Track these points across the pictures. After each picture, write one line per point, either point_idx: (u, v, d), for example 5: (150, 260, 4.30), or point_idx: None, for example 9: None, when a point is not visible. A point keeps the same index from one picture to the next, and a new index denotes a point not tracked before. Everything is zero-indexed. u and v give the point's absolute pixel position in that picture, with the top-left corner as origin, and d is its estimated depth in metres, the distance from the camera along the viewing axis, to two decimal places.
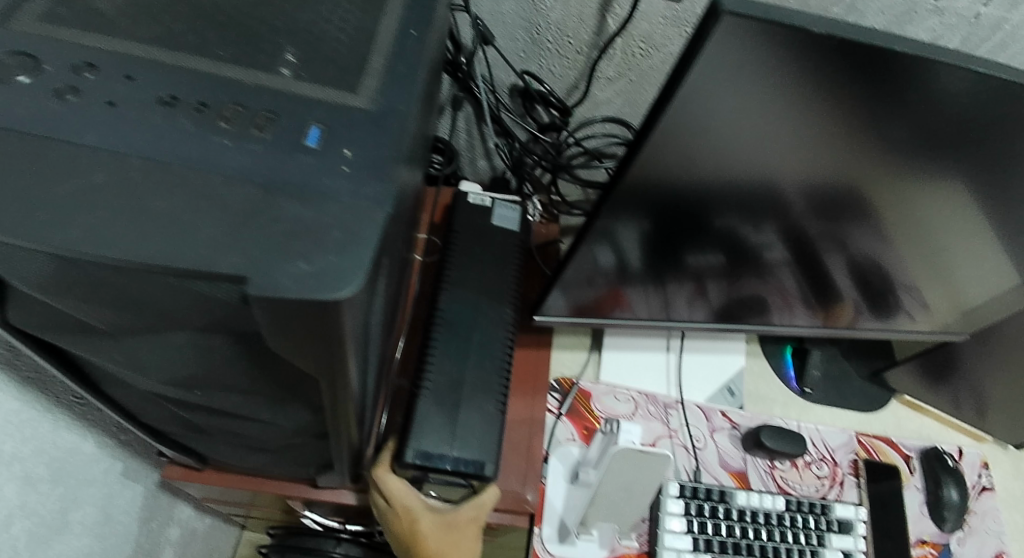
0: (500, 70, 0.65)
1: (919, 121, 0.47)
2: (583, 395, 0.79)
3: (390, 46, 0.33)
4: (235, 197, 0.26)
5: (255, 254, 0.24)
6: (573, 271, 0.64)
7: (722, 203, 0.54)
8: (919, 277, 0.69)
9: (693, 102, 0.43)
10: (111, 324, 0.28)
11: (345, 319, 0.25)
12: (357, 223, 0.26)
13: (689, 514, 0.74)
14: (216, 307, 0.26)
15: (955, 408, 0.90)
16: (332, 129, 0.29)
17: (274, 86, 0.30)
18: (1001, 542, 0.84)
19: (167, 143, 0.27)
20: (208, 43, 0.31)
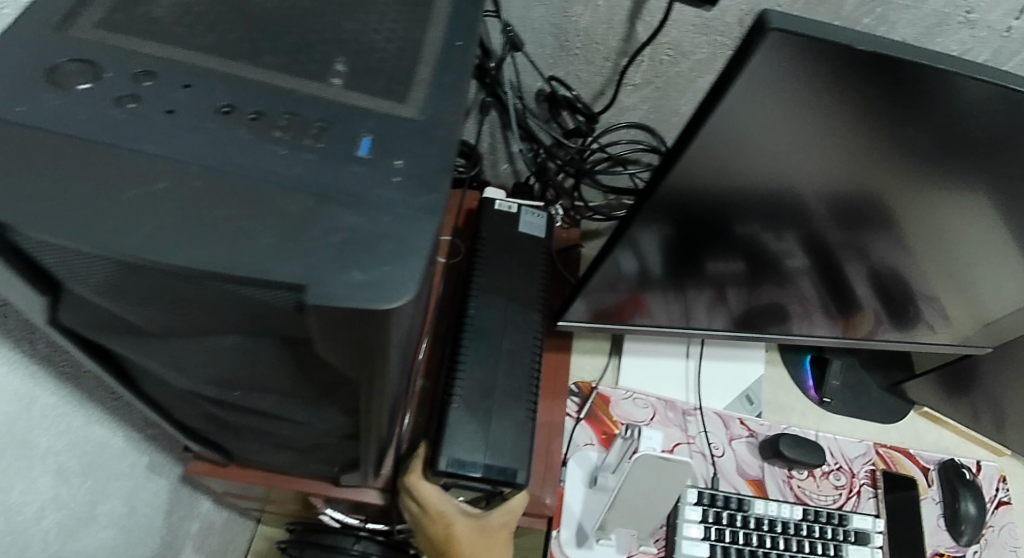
0: (527, 76, 0.66)
1: (952, 137, 0.47)
2: (602, 400, 0.79)
3: (437, 59, 0.34)
4: (292, 205, 0.26)
5: (312, 262, 0.25)
6: (596, 277, 0.64)
7: (749, 211, 0.54)
8: (941, 289, 0.69)
9: (731, 113, 0.43)
10: (160, 326, 0.28)
11: (391, 326, 0.25)
12: (410, 232, 0.26)
13: (706, 521, 0.74)
14: (272, 314, 0.26)
15: (975, 421, 0.89)
16: (384, 139, 0.29)
17: (325, 96, 0.30)
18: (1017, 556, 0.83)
19: (223, 150, 0.27)
20: (260, 51, 0.32)
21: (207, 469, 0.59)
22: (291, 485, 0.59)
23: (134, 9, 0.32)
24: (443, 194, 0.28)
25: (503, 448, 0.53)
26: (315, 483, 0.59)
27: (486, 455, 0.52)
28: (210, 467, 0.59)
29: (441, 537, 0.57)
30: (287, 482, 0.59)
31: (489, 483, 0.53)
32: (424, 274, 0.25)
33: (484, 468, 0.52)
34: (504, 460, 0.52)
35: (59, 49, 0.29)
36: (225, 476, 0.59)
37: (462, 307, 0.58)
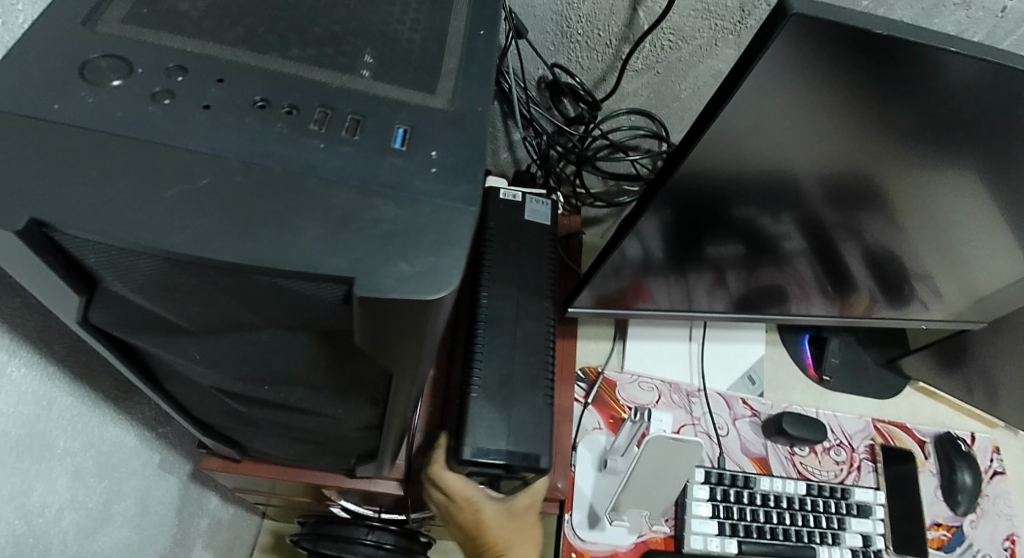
0: (530, 64, 0.65)
1: (957, 124, 0.49)
2: (608, 385, 0.79)
3: (463, 49, 0.34)
4: (336, 199, 0.26)
5: (357, 254, 0.25)
6: (602, 263, 0.65)
7: (751, 195, 0.55)
8: (936, 271, 0.71)
9: (749, 97, 0.44)
10: (194, 323, 0.28)
11: (432, 316, 0.26)
12: (451, 222, 0.27)
13: (714, 499, 0.75)
14: (319, 307, 0.26)
15: (968, 394, 0.91)
16: (419, 130, 0.29)
17: (355, 88, 0.30)
18: (1011, 524, 0.85)
19: (257, 144, 0.27)
20: (287, 44, 0.31)
21: (221, 465, 0.59)
22: (305, 478, 0.59)
23: (156, 3, 0.31)
24: (480, 183, 0.28)
25: (524, 435, 0.53)
26: (330, 476, 0.60)
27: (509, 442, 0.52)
28: (224, 463, 0.59)
29: (471, 522, 0.60)
30: (302, 476, 0.59)
31: (511, 470, 0.53)
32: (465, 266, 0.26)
33: (507, 455, 0.52)
34: (523, 446, 0.53)
35: (82, 44, 0.29)
36: (240, 471, 0.59)
37: (475, 297, 0.58)
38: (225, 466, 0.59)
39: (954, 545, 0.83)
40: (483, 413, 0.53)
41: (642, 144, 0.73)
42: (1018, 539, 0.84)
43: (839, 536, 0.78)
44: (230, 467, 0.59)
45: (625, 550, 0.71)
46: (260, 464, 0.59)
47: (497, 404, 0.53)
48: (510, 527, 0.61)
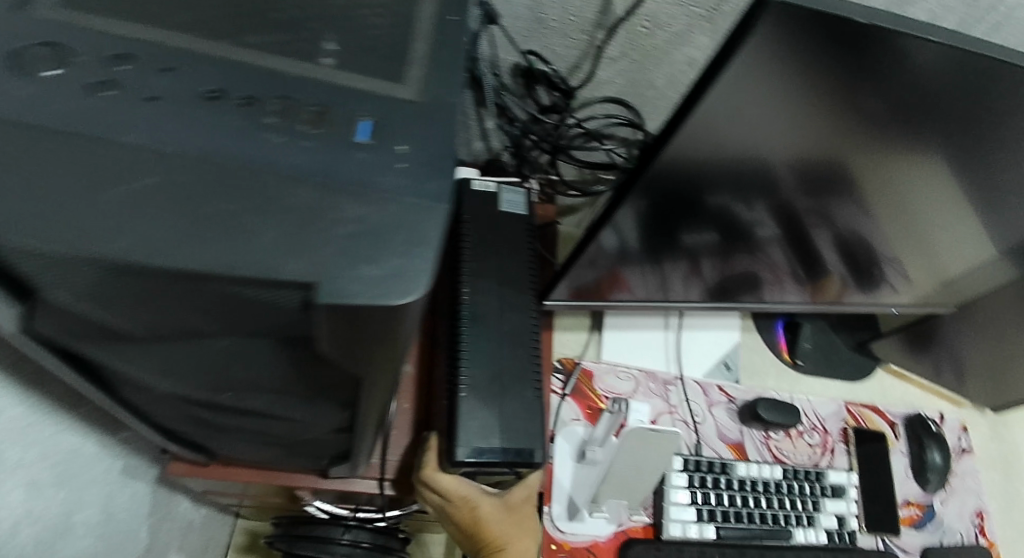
0: (503, 51, 0.63)
1: (931, 113, 0.49)
2: (585, 375, 0.78)
3: (430, 35, 0.32)
4: (296, 198, 0.25)
5: (317, 260, 0.24)
6: (578, 253, 0.64)
7: (726, 184, 0.54)
8: (906, 255, 0.71)
9: (729, 87, 0.43)
10: (146, 331, 0.26)
11: (404, 319, 0.25)
12: (418, 221, 0.25)
13: (693, 486, 0.75)
14: (277, 313, 0.24)
15: (936, 374, 0.93)
16: (384, 123, 0.28)
17: (315, 76, 0.29)
18: (978, 500, 0.88)
19: (208, 138, 0.25)
20: (241, 31, 0.30)
21: (187, 470, 0.57)
22: (277, 480, 0.57)
23: None
24: (453, 179, 0.27)
25: (518, 430, 0.52)
26: (302, 477, 0.58)
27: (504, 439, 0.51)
28: (190, 468, 0.57)
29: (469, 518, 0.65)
30: (274, 478, 0.58)
31: (507, 466, 0.52)
32: (437, 266, 0.25)
33: (502, 453, 0.51)
34: (512, 442, 0.51)
35: (14, 32, 0.27)
36: (207, 476, 0.57)
37: (454, 290, 0.56)
38: (190, 471, 0.57)
39: (926, 522, 0.85)
40: (461, 411, 0.51)
41: (617, 133, 0.72)
42: (985, 514, 0.88)
43: (813, 518, 0.79)
44: (197, 471, 0.57)
45: (605, 540, 0.71)
46: (229, 467, 0.57)
47: (479, 401, 0.52)
48: (507, 520, 0.66)
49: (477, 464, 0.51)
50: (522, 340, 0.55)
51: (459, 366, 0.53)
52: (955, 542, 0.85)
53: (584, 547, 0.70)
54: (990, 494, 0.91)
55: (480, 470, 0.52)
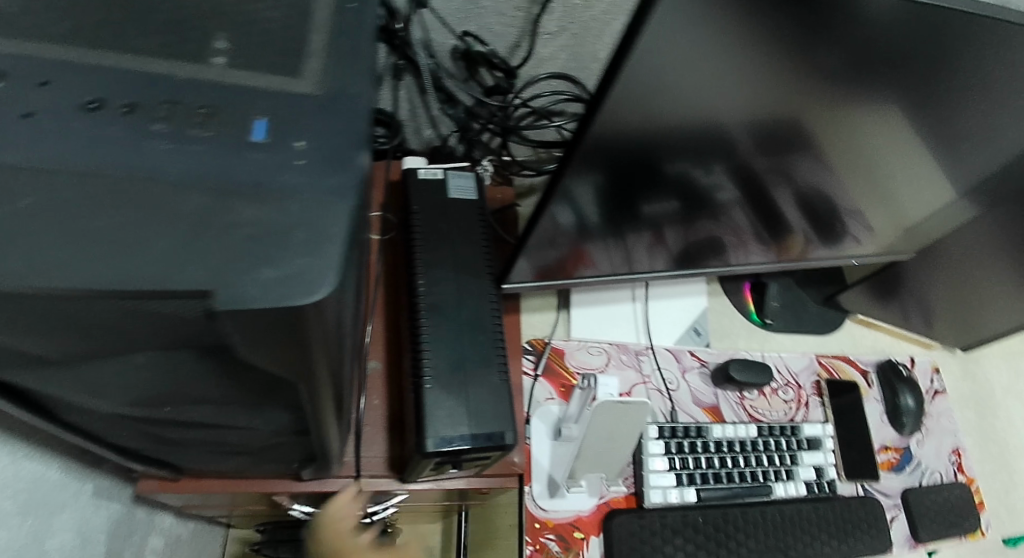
0: (437, 35, 0.63)
1: (861, 59, 0.49)
2: (556, 353, 0.78)
3: (328, 22, 0.31)
4: (184, 204, 0.24)
5: (216, 267, 0.23)
6: (535, 234, 0.63)
7: (677, 151, 0.54)
8: (866, 203, 0.71)
9: (653, 48, 0.43)
10: (63, 353, 0.26)
11: (325, 318, 0.24)
12: (321, 219, 0.25)
13: (670, 452, 0.76)
14: (179, 323, 0.24)
15: (906, 321, 0.94)
16: (279, 120, 0.27)
17: (204, 78, 0.28)
18: (955, 439, 0.91)
19: (94, 150, 0.25)
20: (126, 35, 0.29)
21: (156, 487, 0.56)
22: (250, 488, 0.57)
23: None
24: (357, 170, 0.26)
25: (485, 415, 0.51)
26: (276, 482, 0.58)
27: (472, 426, 0.50)
28: (157, 485, 0.56)
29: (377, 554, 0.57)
30: (246, 486, 0.57)
31: (481, 452, 0.51)
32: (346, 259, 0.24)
33: (472, 439, 0.50)
34: (484, 428, 0.51)
35: None
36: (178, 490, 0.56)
37: (411, 284, 0.56)
38: (157, 488, 0.56)
39: (903, 464, 0.87)
40: (427, 401, 0.50)
41: (566, 110, 0.72)
42: (962, 451, 0.90)
43: (792, 472, 0.81)
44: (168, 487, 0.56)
45: (587, 514, 0.71)
46: (199, 480, 0.56)
47: (444, 390, 0.51)
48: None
49: (447, 454, 0.50)
50: (483, 327, 0.55)
51: (421, 358, 0.52)
52: (933, 481, 0.87)
53: (568, 522, 0.71)
54: (966, 431, 0.93)
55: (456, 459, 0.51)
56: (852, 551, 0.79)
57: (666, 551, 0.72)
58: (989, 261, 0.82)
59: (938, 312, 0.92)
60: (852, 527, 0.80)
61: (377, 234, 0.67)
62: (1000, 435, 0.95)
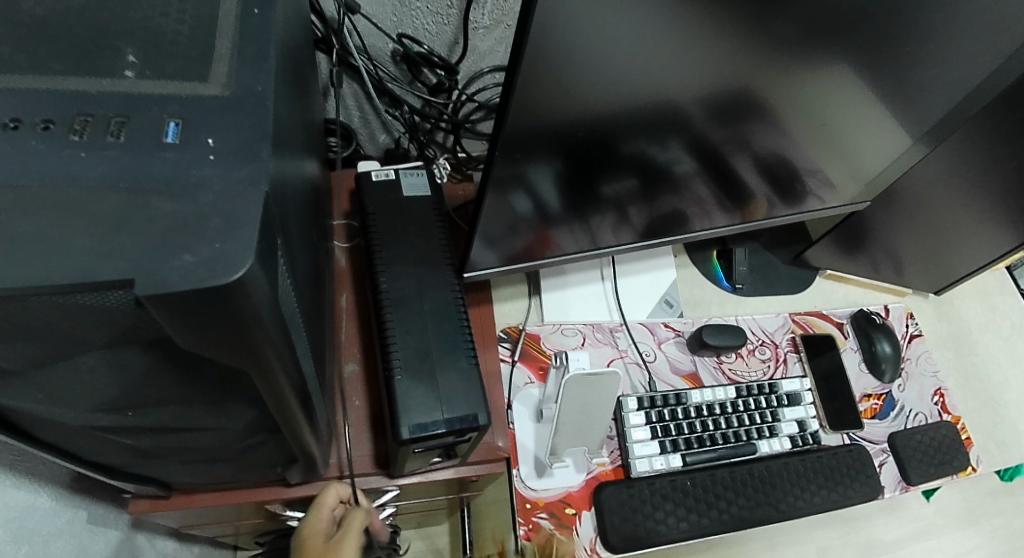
0: (374, 40, 0.65)
1: (807, 17, 0.54)
2: (532, 338, 0.80)
3: (234, 30, 0.33)
4: (101, 204, 0.26)
5: (137, 256, 0.25)
6: (492, 223, 0.63)
7: (629, 129, 0.58)
8: (823, 160, 0.74)
9: (584, 26, 0.46)
10: (16, 359, 0.28)
11: (251, 300, 0.26)
12: (236, 206, 0.27)
13: (652, 422, 0.78)
14: (113, 315, 0.26)
15: (876, 272, 0.96)
16: (189, 122, 0.29)
17: (118, 90, 0.30)
18: (937, 379, 0.93)
19: (21, 162, 0.27)
20: (41, 60, 0.30)
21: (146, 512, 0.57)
22: (239, 499, 0.58)
23: None
24: (265, 160, 0.29)
25: (457, 400, 0.53)
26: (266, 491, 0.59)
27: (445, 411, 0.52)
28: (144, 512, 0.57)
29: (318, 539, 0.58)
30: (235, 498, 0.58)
31: (455, 435, 0.53)
32: (261, 240, 0.26)
33: (446, 423, 0.52)
34: (459, 411, 0.53)
35: None
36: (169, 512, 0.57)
37: (374, 282, 0.58)
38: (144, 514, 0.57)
39: (887, 410, 0.89)
40: (398, 391, 0.52)
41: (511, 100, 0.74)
42: (945, 391, 0.93)
43: (774, 428, 0.83)
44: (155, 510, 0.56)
45: (577, 489, 0.73)
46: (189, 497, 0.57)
47: (414, 380, 0.53)
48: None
49: (423, 440, 0.52)
50: (448, 316, 0.57)
51: (388, 350, 0.54)
52: (919, 423, 0.89)
53: (558, 499, 0.73)
54: (947, 371, 0.96)
55: (430, 446, 0.53)
56: (842, 498, 0.81)
57: (658, 518, 0.74)
58: (941, 201, 0.84)
59: (904, 258, 0.94)
60: (840, 475, 0.82)
61: (343, 242, 0.69)
62: (982, 372, 0.97)
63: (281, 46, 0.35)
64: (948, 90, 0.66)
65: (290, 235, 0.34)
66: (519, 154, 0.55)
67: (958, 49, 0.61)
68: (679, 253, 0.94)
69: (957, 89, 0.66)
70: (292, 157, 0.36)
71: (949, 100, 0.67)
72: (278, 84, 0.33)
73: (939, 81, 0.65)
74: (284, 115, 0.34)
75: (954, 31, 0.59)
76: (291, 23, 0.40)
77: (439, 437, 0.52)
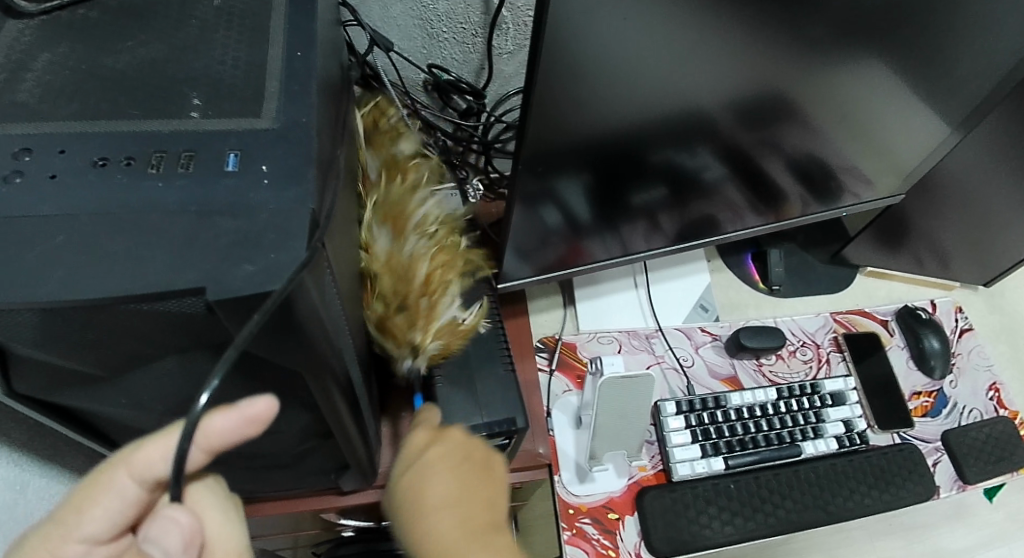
0: (408, 72, 0.70)
1: (826, 17, 0.56)
2: (568, 347, 0.82)
3: (281, 71, 0.37)
4: (176, 224, 0.30)
5: (206, 267, 0.29)
6: (524, 236, 0.66)
7: (656, 137, 0.60)
8: (855, 155, 0.74)
9: (606, 40, 0.48)
10: (108, 363, 0.32)
11: (299, 302, 0.29)
12: (289, 222, 0.30)
13: (691, 425, 0.79)
14: (187, 320, 0.30)
15: (919, 267, 0.96)
16: (246, 152, 0.33)
17: (185, 128, 0.34)
18: (991, 374, 0.91)
19: (110, 194, 0.31)
20: (119, 106, 0.35)
21: (69, 522, 0.38)
22: (299, 506, 0.61)
23: None
24: (310, 182, 0.32)
25: (496, 405, 0.57)
26: (226, 412, 0.35)
27: (485, 414, 0.55)
28: (66, 522, 0.38)
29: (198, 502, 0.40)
30: (200, 456, 0.36)
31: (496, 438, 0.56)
32: (310, 251, 0.30)
33: (488, 426, 0.55)
34: (505, 413, 0.56)
35: None
36: (105, 505, 0.38)
37: None
38: (70, 528, 0.38)
39: (939, 408, 0.87)
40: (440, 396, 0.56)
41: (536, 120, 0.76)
42: (1001, 386, 0.90)
43: (819, 429, 0.82)
44: (62, 520, 0.38)
45: (619, 494, 0.75)
46: (125, 461, 0.37)
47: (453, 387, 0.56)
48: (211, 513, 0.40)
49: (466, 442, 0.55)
50: (482, 326, 0.60)
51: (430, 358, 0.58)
52: (974, 419, 0.87)
53: (601, 504, 0.74)
54: (1001, 366, 0.94)
55: None
56: (894, 499, 0.79)
57: (702, 522, 0.74)
58: (980, 190, 0.84)
59: (948, 252, 0.93)
60: (891, 475, 0.80)
61: None
62: None
63: (322, 82, 0.39)
64: (973, 79, 0.67)
65: (334, 251, 0.37)
66: (550, 166, 0.58)
67: (982, 39, 0.62)
68: (712, 257, 0.95)
69: (982, 77, 0.66)
70: (336, 182, 0.40)
71: (974, 91, 0.68)
72: (321, 116, 0.37)
73: (963, 71, 0.66)
74: (326, 144, 0.38)
75: (975, 21, 0.60)
76: (330, 57, 0.44)
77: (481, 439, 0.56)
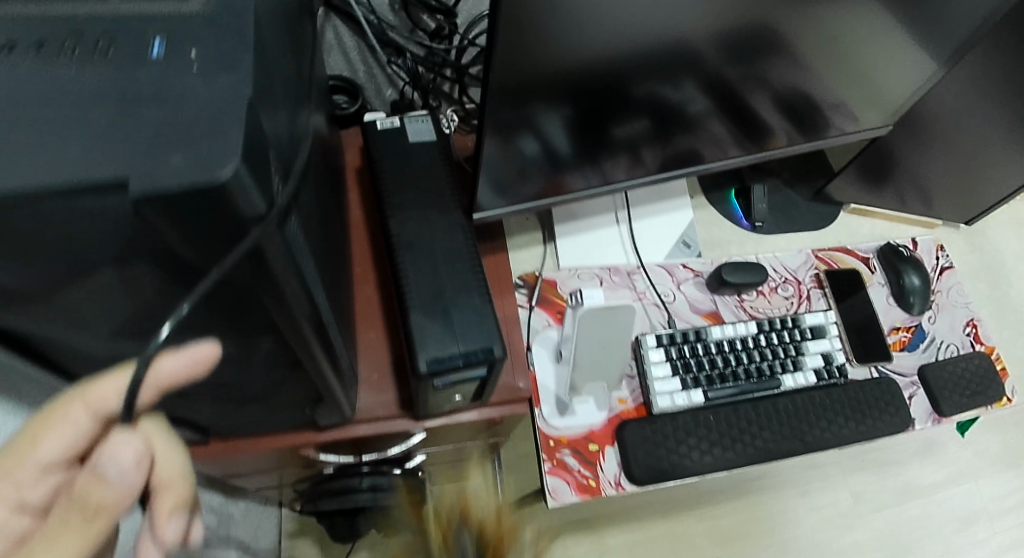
0: None
1: None
2: (549, 285, 0.80)
3: None
4: (92, 115, 0.28)
5: (128, 159, 0.26)
6: (499, 168, 0.63)
7: (640, 69, 0.58)
8: (842, 89, 0.72)
9: None
10: (38, 275, 0.30)
11: (240, 202, 0.27)
12: (222, 112, 0.28)
13: (672, 357, 0.78)
14: (114, 220, 0.27)
15: (902, 205, 0.94)
16: (170, 35, 0.31)
17: (105, 11, 0.32)
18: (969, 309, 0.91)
19: (19, 82, 0.29)
20: None
21: (22, 449, 0.37)
22: (273, 443, 0.60)
23: None
24: (244, 67, 0.30)
25: (471, 333, 0.54)
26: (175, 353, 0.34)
27: (460, 345, 0.53)
28: (17, 454, 0.37)
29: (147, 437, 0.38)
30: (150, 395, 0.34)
31: (472, 369, 0.54)
32: (246, 143, 0.27)
33: (462, 355, 0.53)
34: (479, 342, 0.54)
35: None
36: (58, 437, 0.37)
37: (385, 228, 0.60)
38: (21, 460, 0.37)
39: (917, 343, 0.87)
40: (414, 330, 0.54)
41: None
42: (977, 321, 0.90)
43: (799, 362, 0.82)
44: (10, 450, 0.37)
45: (599, 427, 0.75)
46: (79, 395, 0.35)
47: (426, 316, 0.55)
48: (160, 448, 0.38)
49: (440, 374, 0.54)
50: (457, 258, 0.58)
51: (402, 290, 0.56)
52: (950, 354, 0.87)
53: (581, 436, 0.74)
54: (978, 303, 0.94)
55: (445, 380, 0.55)
56: (871, 430, 0.80)
57: (681, 452, 0.74)
58: (970, 125, 0.82)
59: (931, 188, 0.92)
60: (869, 407, 0.81)
61: (354, 190, 0.70)
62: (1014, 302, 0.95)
63: None
64: (966, 11, 0.63)
65: (285, 161, 0.35)
66: (526, 95, 0.55)
67: None
68: (695, 193, 0.93)
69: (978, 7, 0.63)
70: (288, 95, 0.37)
71: (967, 20, 0.64)
72: (263, 8, 0.34)
73: (958, 6, 0.63)
74: (273, 42, 0.35)
75: None
76: None
77: (458, 370, 0.54)
